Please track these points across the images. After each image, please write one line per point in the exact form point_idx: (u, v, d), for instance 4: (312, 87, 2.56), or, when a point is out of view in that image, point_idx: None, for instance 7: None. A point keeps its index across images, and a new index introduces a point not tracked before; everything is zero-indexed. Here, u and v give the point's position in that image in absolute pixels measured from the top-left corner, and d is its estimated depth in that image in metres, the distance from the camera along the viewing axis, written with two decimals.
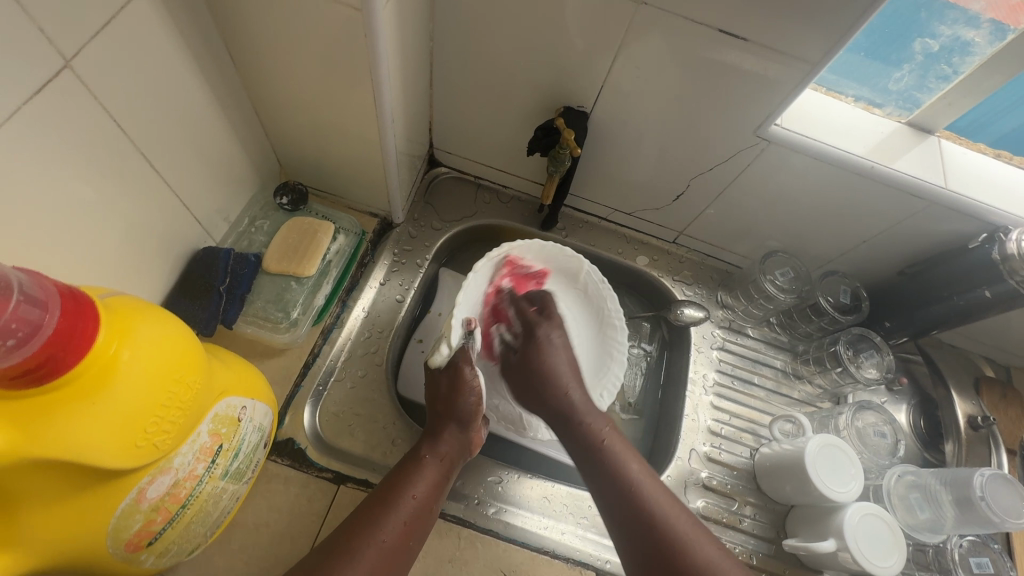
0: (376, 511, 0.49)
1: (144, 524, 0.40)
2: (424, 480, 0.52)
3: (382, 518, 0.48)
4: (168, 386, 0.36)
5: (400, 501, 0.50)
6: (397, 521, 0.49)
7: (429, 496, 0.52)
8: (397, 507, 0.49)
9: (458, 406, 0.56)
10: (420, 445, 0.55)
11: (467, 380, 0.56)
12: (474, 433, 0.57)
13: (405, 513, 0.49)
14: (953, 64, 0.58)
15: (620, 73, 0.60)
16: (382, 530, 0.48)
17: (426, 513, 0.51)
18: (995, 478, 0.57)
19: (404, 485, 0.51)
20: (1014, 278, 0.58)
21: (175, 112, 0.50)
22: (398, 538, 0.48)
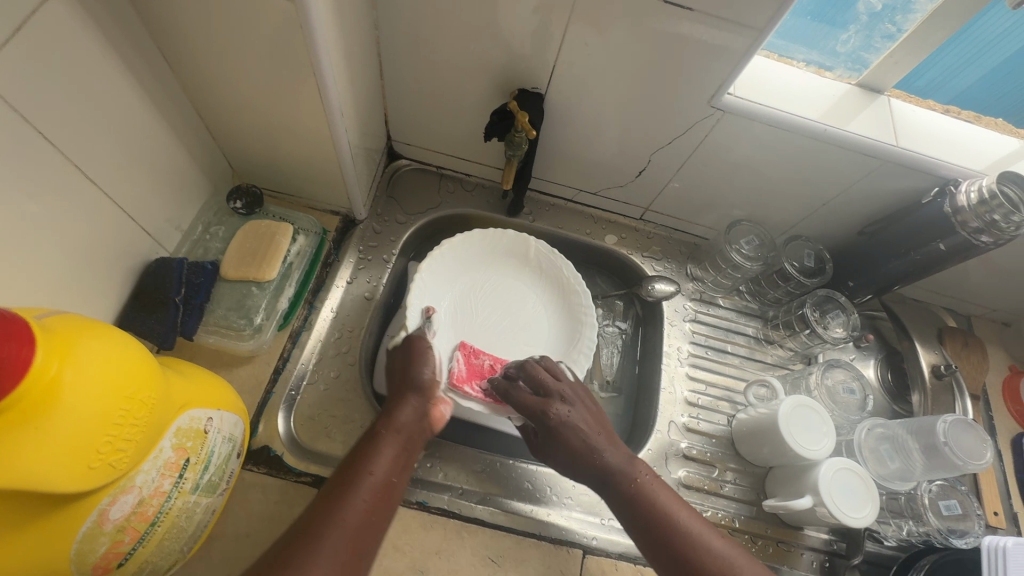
0: (336, 491, 0.45)
1: (111, 546, 0.39)
2: (388, 454, 0.49)
3: (342, 498, 0.44)
4: (120, 405, 0.35)
5: (360, 479, 0.46)
6: (357, 500, 0.44)
7: (391, 472, 0.48)
8: (357, 484, 0.45)
9: (413, 378, 0.55)
10: (377, 422, 0.52)
11: (423, 349, 0.58)
12: (434, 406, 0.56)
13: (365, 490, 0.45)
14: (896, 22, 0.59)
15: (571, 51, 0.59)
16: (342, 510, 0.43)
17: (390, 489, 0.47)
18: (956, 423, 0.59)
19: (364, 462, 0.47)
20: (965, 229, 0.59)
21: (107, 120, 0.48)
22: (360, 518, 0.44)
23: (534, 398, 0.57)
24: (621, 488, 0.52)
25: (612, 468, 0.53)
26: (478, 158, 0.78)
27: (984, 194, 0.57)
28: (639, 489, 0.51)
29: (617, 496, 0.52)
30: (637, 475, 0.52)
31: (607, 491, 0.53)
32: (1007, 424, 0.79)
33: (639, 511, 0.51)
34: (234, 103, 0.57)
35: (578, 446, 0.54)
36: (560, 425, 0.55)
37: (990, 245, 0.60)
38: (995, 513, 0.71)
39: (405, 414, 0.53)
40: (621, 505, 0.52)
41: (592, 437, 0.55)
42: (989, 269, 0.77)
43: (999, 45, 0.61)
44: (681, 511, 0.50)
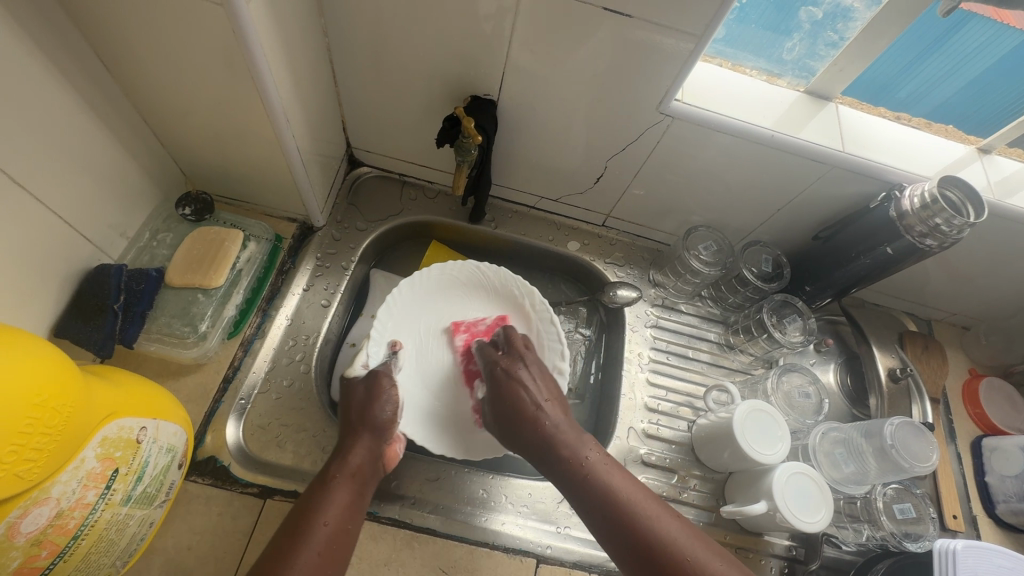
0: (284, 549, 0.44)
1: (25, 560, 0.37)
2: (338, 500, 0.48)
3: (293, 553, 0.43)
4: (28, 411, 0.34)
5: (311, 529, 0.45)
6: (310, 552, 0.44)
7: (345, 519, 0.47)
8: (308, 536, 0.45)
9: (367, 413, 0.53)
10: (329, 464, 0.51)
11: (385, 386, 0.55)
12: (387, 445, 0.55)
13: (319, 541, 0.45)
14: (838, 30, 0.60)
15: (520, 58, 0.60)
16: (291, 569, 0.42)
17: (345, 536, 0.47)
18: (904, 425, 0.60)
19: (315, 511, 0.46)
20: (911, 233, 0.61)
21: (44, 124, 0.48)
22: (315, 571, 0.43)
23: (496, 353, 0.62)
24: (559, 463, 0.52)
25: (555, 435, 0.53)
26: (438, 165, 0.79)
27: (925, 199, 0.58)
28: (583, 472, 0.51)
29: (560, 475, 0.52)
30: (582, 458, 0.52)
31: (545, 467, 0.53)
32: (967, 427, 0.79)
33: (584, 492, 0.50)
34: (179, 108, 0.56)
35: (523, 407, 0.55)
36: (520, 380, 0.57)
37: (936, 249, 0.61)
38: (953, 517, 0.71)
39: (357, 451, 0.52)
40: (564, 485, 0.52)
41: (539, 402, 0.55)
42: (949, 275, 0.77)
43: (977, 60, 0.62)
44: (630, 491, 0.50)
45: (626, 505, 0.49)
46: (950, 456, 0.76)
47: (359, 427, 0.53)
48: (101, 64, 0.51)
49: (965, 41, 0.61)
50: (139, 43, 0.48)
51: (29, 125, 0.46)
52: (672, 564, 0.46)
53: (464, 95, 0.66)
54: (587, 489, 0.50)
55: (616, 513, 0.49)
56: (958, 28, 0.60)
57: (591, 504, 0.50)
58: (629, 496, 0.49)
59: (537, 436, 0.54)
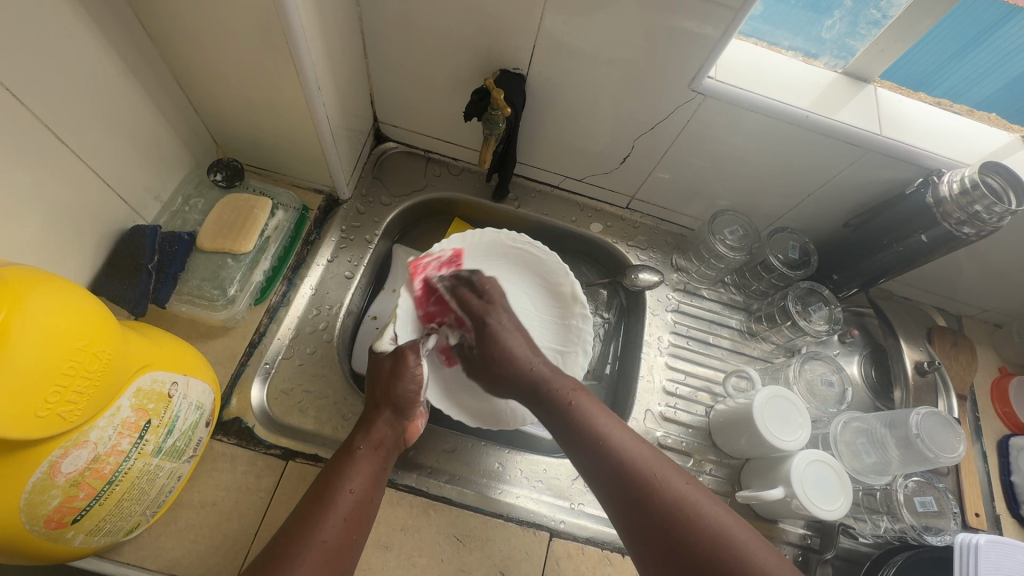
0: (312, 511, 0.45)
1: (64, 500, 0.39)
2: (364, 470, 0.49)
3: (319, 518, 0.45)
4: (70, 355, 0.35)
5: (336, 497, 0.46)
6: (336, 518, 0.45)
7: (367, 488, 0.49)
8: (334, 503, 0.46)
9: (392, 391, 0.53)
10: (353, 437, 0.52)
11: (411, 364, 0.54)
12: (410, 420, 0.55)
13: (345, 508, 0.46)
14: (881, 8, 0.58)
15: (551, 32, 0.58)
16: (321, 531, 0.44)
17: (367, 503, 0.48)
18: (930, 416, 0.59)
19: (340, 481, 0.48)
20: (948, 221, 0.59)
21: (83, 86, 0.48)
22: (343, 535, 0.45)
23: (475, 300, 0.62)
24: (544, 398, 0.54)
25: (539, 378, 0.56)
26: (463, 142, 0.78)
27: (965, 185, 0.57)
28: (573, 410, 0.52)
29: (553, 415, 0.53)
30: (568, 397, 0.53)
31: (542, 411, 0.55)
32: (994, 426, 0.77)
33: (573, 428, 0.51)
34: (212, 73, 0.57)
35: (503, 354, 0.58)
36: (499, 331, 0.60)
37: (973, 237, 0.60)
38: (976, 515, 0.69)
39: (380, 426, 0.52)
40: (554, 423, 0.53)
41: (524, 353, 0.59)
42: (983, 269, 0.74)
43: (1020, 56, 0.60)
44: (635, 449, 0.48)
45: (611, 441, 0.49)
46: (975, 454, 0.74)
47: (383, 405, 0.53)
48: (139, 27, 0.52)
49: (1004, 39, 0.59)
50: (174, 6, 0.49)
51: (68, 86, 0.47)
52: (655, 496, 0.45)
53: (493, 70, 0.66)
54: (574, 423, 0.51)
55: (603, 445, 0.49)
56: (1005, 22, 0.57)
57: (578, 438, 0.51)
58: (611, 430, 0.50)
59: (527, 380, 0.56)
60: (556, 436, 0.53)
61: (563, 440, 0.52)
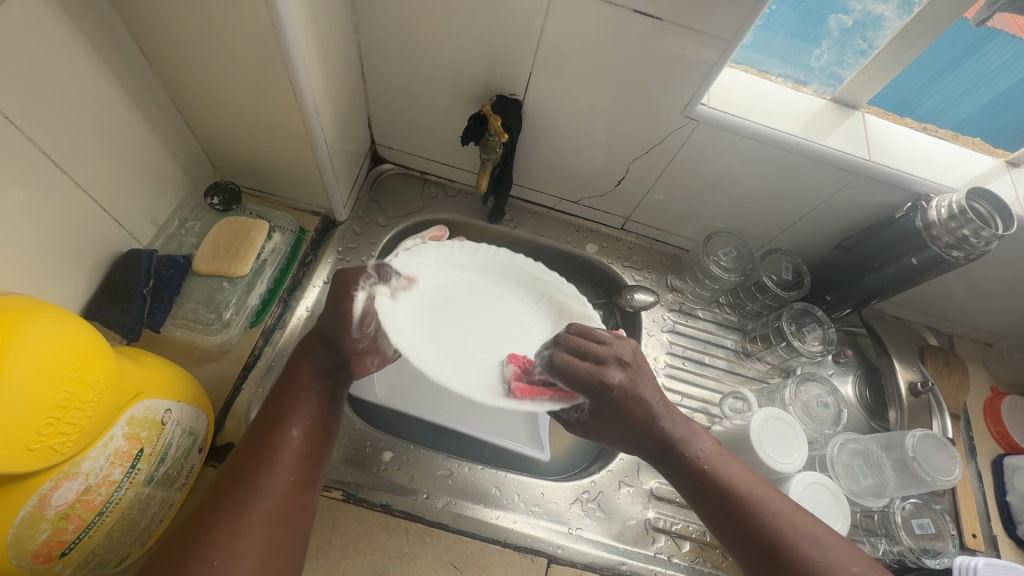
0: (240, 486, 0.42)
1: (53, 533, 0.38)
2: (303, 411, 0.47)
3: (259, 467, 0.43)
4: (63, 386, 0.35)
5: (273, 443, 0.45)
6: (273, 489, 0.42)
7: (308, 431, 0.47)
8: (266, 474, 0.43)
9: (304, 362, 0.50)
10: (283, 378, 0.49)
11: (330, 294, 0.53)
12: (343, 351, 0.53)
13: (285, 454, 0.44)
14: (867, 38, 0.60)
15: (546, 59, 0.60)
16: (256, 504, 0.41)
17: (310, 446, 0.46)
18: (925, 438, 0.59)
19: (277, 426, 0.46)
20: (937, 244, 0.60)
21: (81, 111, 0.49)
22: (286, 508, 0.42)
23: (585, 364, 0.47)
24: (683, 461, 0.50)
25: (673, 436, 0.50)
26: (460, 164, 0.79)
27: (953, 210, 0.58)
28: (706, 475, 0.50)
29: (678, 470, 0.51)
30: (703, 460, 0.51)
31: (667, 467, 0.52)
32: (988, 445, 0.78)
33: (703, 485, 0.50)
34: (213, 99, 0.57)
35: (643, 418, 0.49)
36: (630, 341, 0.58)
37: (962, 261, 0.61)
38: (973, 536, 0.69)
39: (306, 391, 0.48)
40: (683, 478, 0.51)
41: (655, 405, 0.49)
42: (972, 289, 0.76)
43: (999, 75, 0.62)
44: (781, 512, 0.48)
45: (757, 503, 0.49)
46: (970, 474, 0.74)
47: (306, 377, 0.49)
48: (140, 54, 0.53)
49: (989, 57, 0.61)
50: (177, 33, 0.50)
51: (67, 112, 0.47)
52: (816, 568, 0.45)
53: (489, 95, 0.67)
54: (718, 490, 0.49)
55: (760, 524, 0.47)
56: (982, 43, 0.59)
57: (713, 493, 0.50)
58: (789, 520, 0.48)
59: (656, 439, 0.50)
60: (677, 486, 0.52)
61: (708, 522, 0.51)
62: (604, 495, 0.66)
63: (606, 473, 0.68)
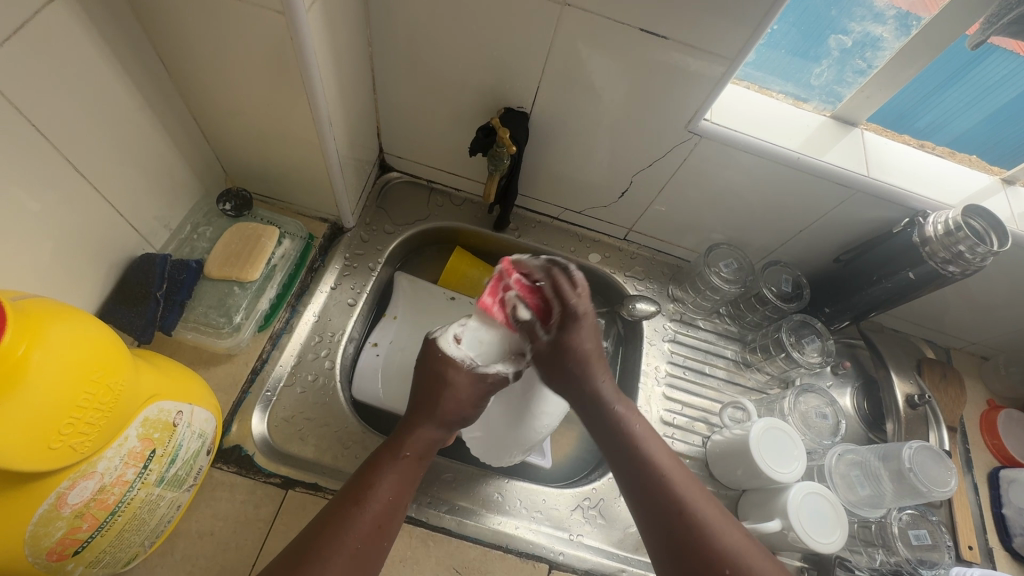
0: (347, 511, 0.45)
1: (68, 532, 0.39)
2: (399, 477, 0.48)
3: (351, 519, 0.44)
4: (83, 387, 0.36)
5: (369, 500, 0.46)
6: (368, 522, 0.45)
7: (395, 496, 0.47)
8: (367, 504, 0.46)
9: (443, 399, 0.54)
10: (392, 440, 0.51)
11: (443, 360, 0.55)
12: (444, 433, 0.54)
13: (372, 514, 0.45)
14: (866, 58, 0.62)
15: (554, 73, 0.61)
16: (353, 535, 0.44)
17: (394, 511, 0.47)
18: (922, 450, 0.60)
19: (373, 484, 0.47)
20: (934, 259, 0.62)
21: (102, 118, 0.50)
22: (369, 543, 0.44)
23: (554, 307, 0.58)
24: (607, 422, 0.54)
25: (604, 399, 0.55)
26: (466, 173, 0.81)
27: (949, 226, 0.59)
28: (641, 452, 0.52)
29: (615, 447, 0.53)
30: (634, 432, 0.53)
31: (608, 442, 0.54)
32: (984, 458, 0.79)
33: (637, 461, 0.51)
34: (228, 108, 0.59)
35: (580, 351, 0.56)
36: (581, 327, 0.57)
37: (959, 276, 0.62)
38: (969, 548, 0.70)
39: (425, 433, 0.52)
40: (609, 446, 0.53)
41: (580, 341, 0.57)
42: (969, 304, 0.77)
43: (998, 91, 0.63)
44: (717, 518, 0.47)
45: (672, 483, 0.49)
46: (966, 486, 0.75)
47: (439, 417, 0.53)
48: (160, 64, 0.54)
49: (988, 73, 0.62)
50: (197, 44, 0.51)
51: (88, 120, 0.49)
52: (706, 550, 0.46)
53: (497, 107, 0.68)
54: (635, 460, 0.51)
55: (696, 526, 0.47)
56: (981, 59, 0.61)
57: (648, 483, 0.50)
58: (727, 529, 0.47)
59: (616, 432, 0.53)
60: (610, 463, 0.53)
61: (644, 531, 0.49)
62: (605, 502, 0.67)
63: (606, 480, 0.69)
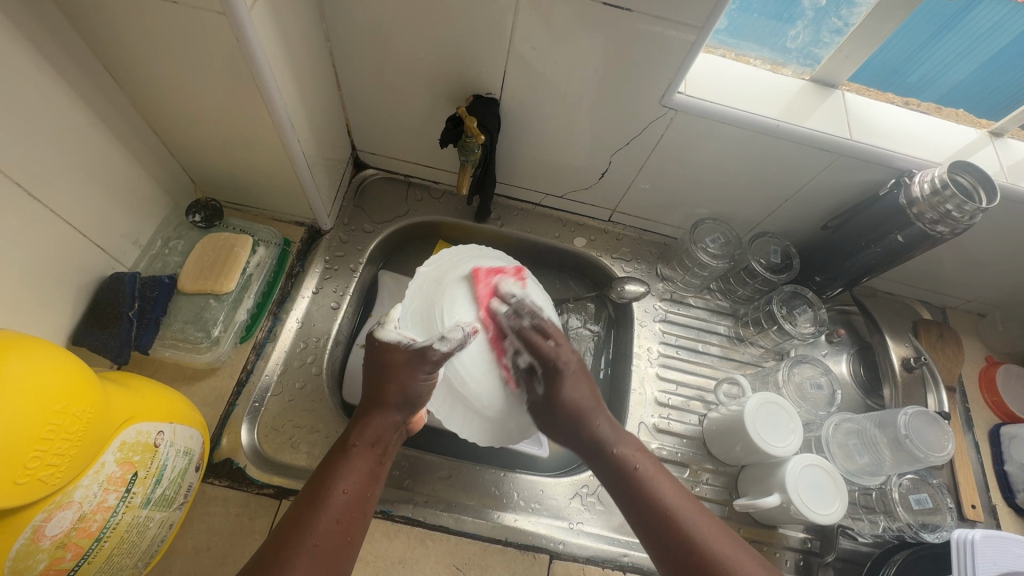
0: (303, 513, 0.44)
1: (50, 562, 0.39)
2: (357, 467, 0.48)
3: (311, 520, 0.44)
4: (48, 419, 0.35)
5: (328, 496, 0.45)
6: (328, 519, 0.44)
7: (358, 485, 0.47)
8: (326, 503, 0.45)
9: (390, 384, 0.52)
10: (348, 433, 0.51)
11: (385, 350, 0.53)
12: (406, 415, 0.53)
13: (336, 509, 0.45)
14: (842, 16, 0.60)
15: (519, 57, 0.59)
16: (313, 534, 0.43)
17: (361, 503, 0.47)
18: (918, 416, 0.60)
19: (332, 480, 0.47)
20: (921, 220, 0.60)
21: (54, 139, 0.48)
22: (333, 540, 0.44)
23: (541, 351, 0.56)
24: (607, 462, 0.53)
25: (603, 437, 0.54)
26: (442, 165, 0.79)
27: (936, 184, 0.58)
28: (636, 473, 0.52)
29: (606, 467, 0.53)
30: (632, 462, 0.52)
31: (602, 468, 0.54)
32: (985, 416, 0.78)
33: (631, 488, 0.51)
34: (186, 117, 0.57)
35: (572, 409, 0.55)
36: (565, 379, 0.56)
37: (949, 235, 0.61)
38: (972, 507, 0.70)
39: (376, 421, 0.51)
40: (614, 486, 0.53)
41: (581, 398, 0.56)
42: (964, 261, 0.76)
43: (991, 37, 0.60)
44: (706, 529, 0.48)
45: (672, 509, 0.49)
46: (968, 446, 0.75)
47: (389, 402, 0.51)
48: (109, 78, 0.52)
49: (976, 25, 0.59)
50: (144, 55, 0.49)
51: (40, 143, 0.47)
52: None
53: (465, 95, 0.66)
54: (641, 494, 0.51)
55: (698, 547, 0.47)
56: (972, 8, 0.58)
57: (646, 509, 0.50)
58: (722, 547, 0.47)
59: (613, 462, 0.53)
60: (611, 493, 0.53)
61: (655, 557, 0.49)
62: (603, 488, 0.67)
63: None
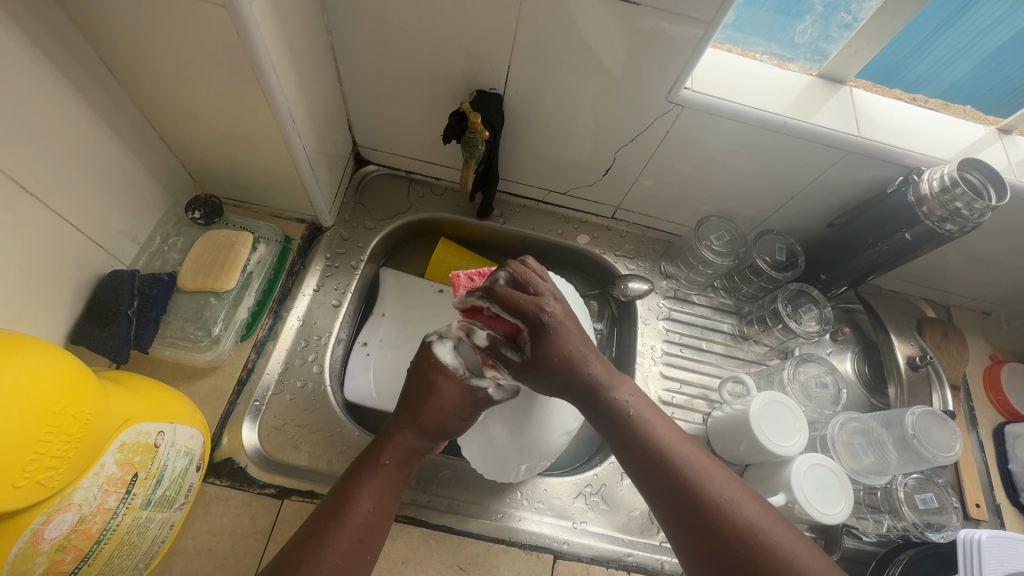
0: (325, 528, 0.44)
1: (50, 565, 0.38)
2: (380, 486, 0.48)
3: (332, 535, 0.44)
4: (46, 421, 0.34)
5: (350, 512, 0.45)
6: (351, 536, 0.44)
7: (378, 504, 0.47)
8: (349, 520, 0.45)
9: (427, 405, 0.52)
10: (370, 450, 0.50)
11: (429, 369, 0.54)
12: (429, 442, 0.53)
13: (357, 527, 0.45)
14: (852, 11, 0.58)
15: (524, 51, 0.59)
16: (336, 551, 0.43)
17: (380, 522, 0.47)
18: (925, 415, 0.59)
19: (355, 496, 0.46)
20: (930, 218, 0.59)
21: (50, 134, 0.47)
22: (351, 557, 0.44)
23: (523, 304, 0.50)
24: (603, 405, 0.51)
25: (597, 381, 0.51)
26: (444, 161, 0.78)
27: (945, 182, 0.57)
28: (633, 420, 0.50)
29: (600, 411, 0.51)
30: (627, 407, 0.50)
31: (595, 413, 0.51)
32: (988, 414, 0.78)
33: (627, 434, 0.49)
34: (185, 112, 0.56)
35: (562, 359, 0.50)
36: (554, 330, 0.50)
37: (956, 233, 0.60)
38: (976, 505, 0.70)
39: (407, 441, 0.51)
40: (609, 433, 0.50)
41: (572, 347, 0.51)
42: (970, 260, 0.75)
43: (995, 34, 0.59)
44: (705, 472, 0.46)
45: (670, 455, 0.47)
46: (972, 444, 0.74)
47: (424, 427, 0.52)
48: (106, 71, 0.51)
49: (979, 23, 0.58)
50: (141, 48, 0.48)
51: (35, 138, 0.46)
52: (724, 525, 0.43)
53: (469, 90, 0.65)
54: (637, 437, 0.49)
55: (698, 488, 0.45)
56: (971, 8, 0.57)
57: (645, 455, 0.48)
58: (722, 488, 0.45)
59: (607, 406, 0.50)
60: (604, 437, 0.51)
61: (654, 501, 0.47)
62: (607, 487, 0.66)
63: (608, 465, 0.68)
